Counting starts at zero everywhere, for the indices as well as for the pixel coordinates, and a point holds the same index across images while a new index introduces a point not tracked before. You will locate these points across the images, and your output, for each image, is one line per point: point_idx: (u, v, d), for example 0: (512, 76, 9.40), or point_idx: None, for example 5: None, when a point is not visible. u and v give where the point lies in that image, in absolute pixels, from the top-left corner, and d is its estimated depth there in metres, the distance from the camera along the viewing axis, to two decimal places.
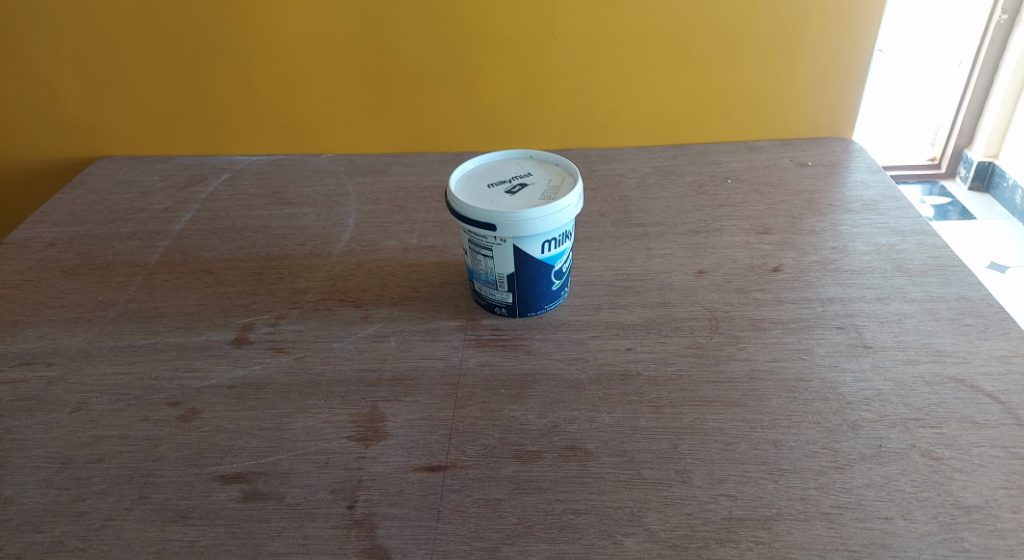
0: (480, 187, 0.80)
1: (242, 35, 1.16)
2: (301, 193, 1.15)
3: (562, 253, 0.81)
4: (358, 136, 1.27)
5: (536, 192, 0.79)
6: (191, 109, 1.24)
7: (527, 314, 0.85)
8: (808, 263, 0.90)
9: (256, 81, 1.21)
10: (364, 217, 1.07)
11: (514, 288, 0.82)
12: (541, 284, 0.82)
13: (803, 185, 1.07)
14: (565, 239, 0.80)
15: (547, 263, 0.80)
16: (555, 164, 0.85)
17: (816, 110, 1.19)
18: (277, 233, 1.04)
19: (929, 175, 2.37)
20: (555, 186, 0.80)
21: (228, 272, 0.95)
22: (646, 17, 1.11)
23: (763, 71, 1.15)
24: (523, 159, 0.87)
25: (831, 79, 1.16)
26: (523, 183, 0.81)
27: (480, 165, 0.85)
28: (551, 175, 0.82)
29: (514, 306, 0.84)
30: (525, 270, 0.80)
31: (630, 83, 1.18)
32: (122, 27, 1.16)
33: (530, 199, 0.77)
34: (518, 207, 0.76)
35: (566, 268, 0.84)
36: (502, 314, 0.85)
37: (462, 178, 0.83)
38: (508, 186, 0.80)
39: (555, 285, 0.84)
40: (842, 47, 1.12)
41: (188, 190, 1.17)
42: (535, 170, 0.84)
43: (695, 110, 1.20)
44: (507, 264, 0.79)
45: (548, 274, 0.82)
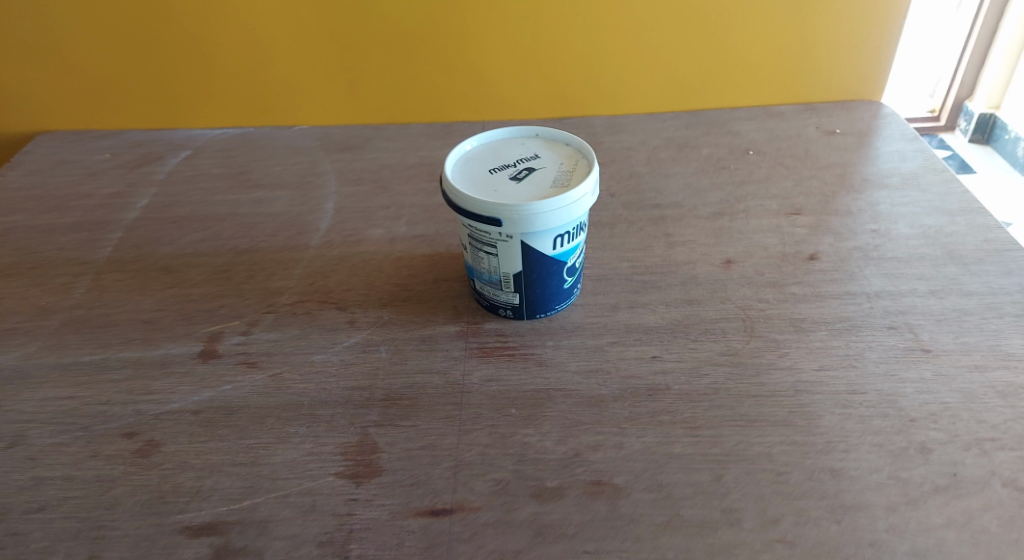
0: (480, 172, 0.69)
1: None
2: (270, 173, 1.02)
3: (575, 248, 0.71)
4: (333, 105, 1.14)
5: (546, 179, 0.68)
6: (143, 77, 1.10)
7: (536, 316, 0.75)
8: (847, 249, 0.81)
9: (216, 46, 1.07)
10: (344, 201, 0.96)
11: (521, 289, 0.72)
12: (551, 283, 0.72)
13: (833, 156, 0.97)
14: (580, 232, 0.70)
15: (557, 260, 0.70)
16: (565, 143, 0.74)
17: (843, 72, 1.08)
18: (244, 222, 0.92)
19: (927, 127, 2.28)
20: (568, 170, 0.69)
21: (190, 270, 0.83)
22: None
23: (786, 30, 1.04)
24: (528, 137, 0.75)
25: (861, 39, 1.04)
26: (531, 167, 0.70)
27: (479, 145, 0.74)
28: (562, 158, 0.71)
29: (521, 307, 0.74)
30: (534, 269, 0.70)
31: (637, 44, 1.06)
32: None
33: (540, 188, 0.67)
34: (527, 197, 0.66)
35: (579, 263, 0.74)
36: (507, 316, 0.75)
37: (459, 161, 0.71)
38: (512, 172, 0.69)
39: (567, 283, 0.74)
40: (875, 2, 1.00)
41: (141, 169, 1.03)
42: (543, 152, 0.72)
43: (708, 73, 1.09)
44: (514, 263, 0.69)
45: (559, 271, 0.71)
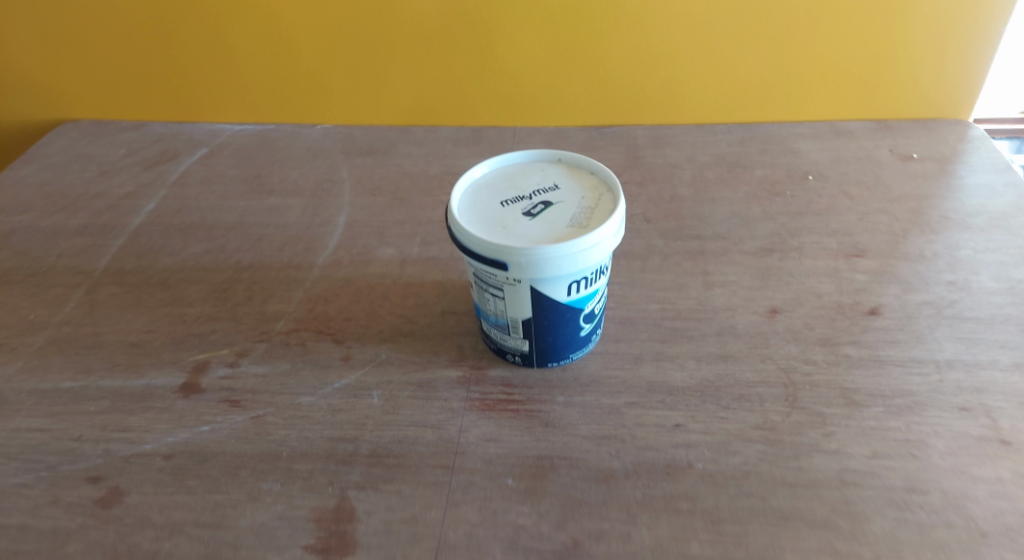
0: (490, 204, 0.61)
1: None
2: (286, 178, 0.96)
3: (595, 293, 0.63)
4: (355, 105, 1.05)
5: (563, 216, 0.59)
6: (162, 69, 1.05)
7: (548, 364, 0.66)
8: (915, 303, 0.70)
9: (234, 39, 1.00)
10: (357, 213, 0.89)
11: (531, 335, 0.64)
12: (566, 331, 0.64)
13: (907, 187, 0.86)
14: (600, 275, 0.61)
15: (573, 305, 0.62)
16: (590, 171, 0.65)
17: (925, 84, 0.95)
18: (251, 232, 0.86)
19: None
20: (589, 205, 0.61)
21: (186, 287, 0.78)
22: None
23: (864, 36, 0.91)
24: (549, 162, 0.67)
25: (949, 49, 0.91)
26: (548, 201, 0.61)
27: (493, 171, 0.66)
28: (584, 190, 0.62)
29: (531, 354, 0.66)
30: (545, 315, 0.62)
31: (693, 48, 0.94)
32: None
33: (555, 227, 0.58)
34: (539, 238, 0.57)
35: (599, 308, 0.65)
36: (516, 362, 0.67)
37: (468, 189, 0.63)
38: (526, 205, 0.61)
39: (584, 330, 0.65)
40: (970, 7, 0.87)
41: (156, 168, 0.98)
42: (564, 182, 0.64)
43: (769, 82, 0.97)
44: (523, 308, 0.61)
45: (575, 318, 0.63)
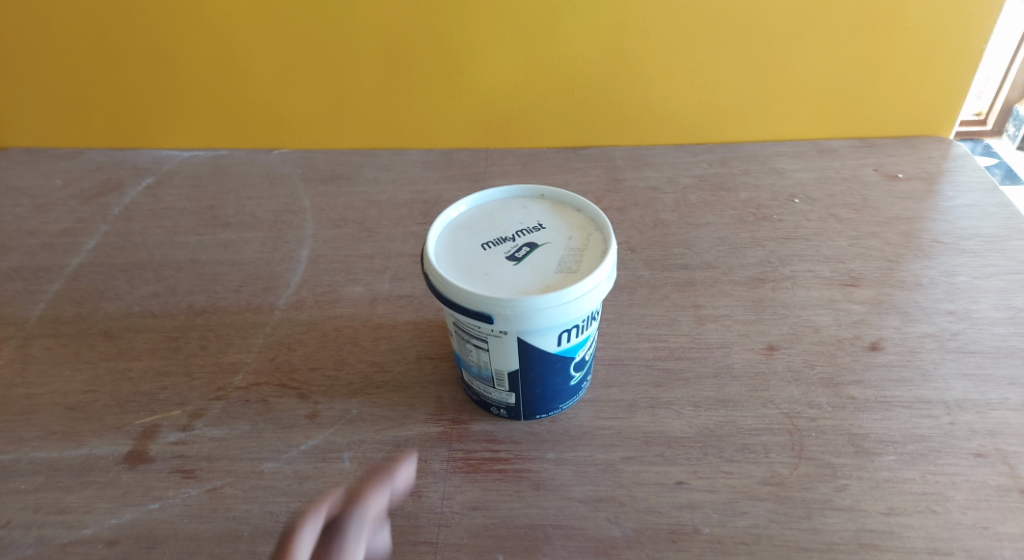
0: (470, 248, 0.56)
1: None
2: (241, 209, 0.88)
3: (585, 340, 0.58)
4: (314, 127, 0.98)
5: (550, 260, 0.54)
6: (103, 91, 0.96)
7: (535, 416, 0.61)
8: (915, 336, 0.66)
9: (182, 58, 0.92)
10: (321, 247, 0.82)
11: (518, 388, 0.58)
12: (555, 382, 0.59)
13: (895, 208, 0.82)
14: (591, 321, 0.56)
15: (563, 355, 0.57)
16: (575, 208, 0.60)
17: (908, 101, 0.92)
18: (204, 271, 0.79)
19: (971, 132, 1.59)
20: (578, 247, 0.56)
21: (132, 337, 0.71)
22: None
23: (847, 52, 0.88)
24: (532, 198, 0.62)
25: (933, 65, 0.88)
26: (532, 242, 0.56)
27: (470, 210, 0.60)
28: (571, 229, 0.58)
29: (518, 407, 0.60)
30: (533, 367, 0.56)
31: (672, 64, 0.89)
32: None
33: (542, 273, 0.53)
34: (525, 287, 0.52)
35: (589, 355, 0.60)
36: (500, 415, 0.62)
37: (445, 231, 0.58)
38: (509, 248, 0.56)
39: (574, 379, 0.60)
40: (954, 24, 0.84)
41: (97, 201, 0.90)
42: (548, 220, 0.59)
43: (750, 101, 0.92)
44: (509, 360, 0.55)
45: (564, 368, 0.58)
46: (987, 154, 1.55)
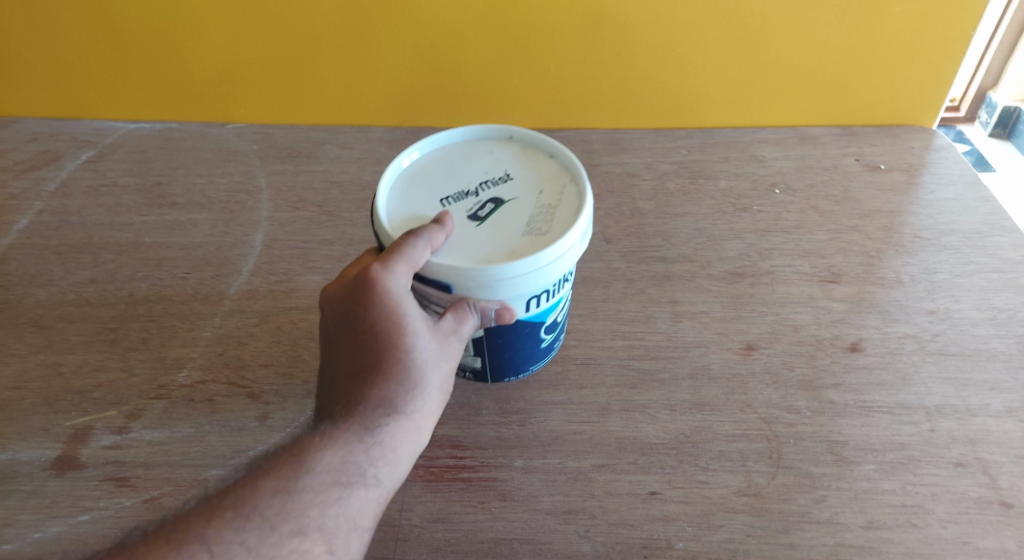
0: (426, 202, 0.55)
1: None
2: (191, 188, 0.82)
3: (558, 303, 0.56)
4: (270, 100, 0.92)
5: (515, 215, 0.53)
6: (39, 54, 0.88)
7: (505, 377, 0.61)
8: (896, 338, 0.64)
9: (125, 21, 0.84)
10: (276, 231, 0.77)
11: (483, 353, 0.57)
12: (525, 346, 0.58)
13: (877, 200, 0.79)
14: (563, 283, 0.55)
15: (533, 320, 0.55)
16: (546, 154, 0.59)
17: (892, 91, 0.87)
18: (148, 255, 0.73)
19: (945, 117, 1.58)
20: (544, 201, 0.55)
21: (65, 327, 0.65)
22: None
23: (833, 35, 0.82)
24: (499, 141, 0.60)
25: (921, 55, 0.83)
26: (496, 196, 0.55)
27: (427, 158, 0.59)
28: (539, 182, 0.56)
29: (485, 369, 0.60)
30: (501, 333, 0.55)
31: (650, 40, 0.83)
32: None
33: (505, 233, 0.52)
34: (488, 250, 0.51)
35: (561, 317, 0.59)
36: (467, 376, 0.61)
37: (398, 181, 0.57)
38: (472, 202, 0.55)
39: (545, 341, 0.59)
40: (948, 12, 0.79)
41: (30, 175, 0.83)
42: (514, 170, 0.58)
43: (730, 86, 0.88)
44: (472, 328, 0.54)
45: (534, 332, 0.57)
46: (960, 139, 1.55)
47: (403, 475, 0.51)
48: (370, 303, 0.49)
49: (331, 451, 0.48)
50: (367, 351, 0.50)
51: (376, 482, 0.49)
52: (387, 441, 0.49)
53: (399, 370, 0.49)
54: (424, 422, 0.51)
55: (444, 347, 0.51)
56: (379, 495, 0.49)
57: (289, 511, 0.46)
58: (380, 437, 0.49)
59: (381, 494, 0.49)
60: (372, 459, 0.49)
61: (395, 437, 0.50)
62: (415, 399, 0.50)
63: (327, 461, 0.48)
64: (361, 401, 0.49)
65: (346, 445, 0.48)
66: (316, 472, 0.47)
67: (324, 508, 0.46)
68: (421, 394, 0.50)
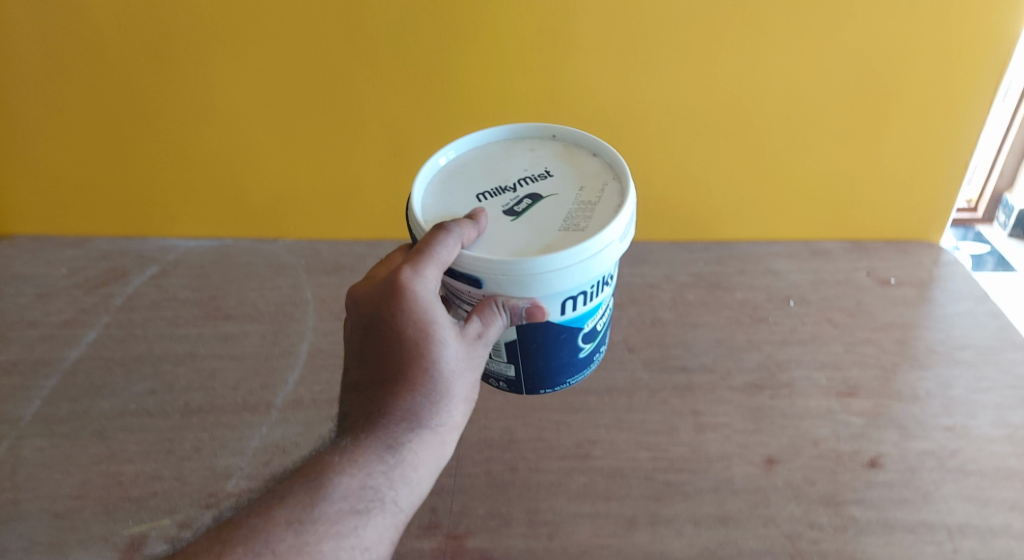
0: (465, 198, 0.61)
1: (157, 91, 0.86)
2: (244, 300, 0.89)
3: (595, 308, 0.61)
4: (318, 218, 0.99)
5: (551, 212, 0.58)
6: (112, 183, 0.96)
7: (539, 387, 0.66)
8: (915, 454, 0.66)
9: (193, 155, 0.92)
10: (320, 341, 0.82)
11: (518, 361, 0.63)
12: (561, 353, 0.63)
13: (890, 313, 0.82)
14: (598, 288, 0.59)
15: (569, 326, 0.60)
16: (588, 154, 0.64)
17: (899, 210, 0.91)
18: (203, 366, 0.79)
19: (962, 218, 1.60)
20: (581, 200, 0.59)
21: (127, 438, 0.70)
22: (702, 78, 0.80)
23: (839, 160, 0.86)
24: (541, 142, 0.66)
25: (925, 180, 0.87)
26: (534, 193, 0.60)
27: (468, 156, 0.65)
28: (579, 180, 0.61)
29: (519, 379, 0.65)
30: (537, 338, 0.60)
31: (667, 164, 0.89)
32: (21, 88, 0.87)
33: (540, 230, 0.57)
34: (524, 245, 0.55)
35: (598, 327, 0.65)
36: (501, 386, 0.67)
37: (440, 177, 0.63)
38: (511, 199, 0.60)
39: (581, 351, 0.64)
40: (942, 143, 0.84)
41: (100, 291, 0.90)
42: (554, 167, 0.63)
43: (740, 205, 0.92)
44: (508, 332, 0.59)
45: (569, 339, 0.62)
46: (978, 240, 1.57)
47: (423, 491, 0.55)
48: (399, 311, 0.53)
49: (349, 476, 0.52)
50: (393, 362, 0.54)
51: (394, 506, 0.53)
52: (409, 460, 0.53)
53: (423, 385, 0.54)
54: (447, 437, 0.56)
55: (463, 360, 0.55)
56: (396, 520, 0.53)
57: (302, 544, 0.49)
58: (399, 459, 0.53)
59: (398, 518, 0.53)
60: (391, 483, 0.53)
61: (414, 456, 0.53)
62: (438, 412, 0.54)
63: (346, 488, 0.51)
64: (385, 419, 0.53)
65: (367, 465, 0.52)
66: (334, 500, 0.51)
67: (338, 541, 0.50)
68: (439, 412, 0.54)
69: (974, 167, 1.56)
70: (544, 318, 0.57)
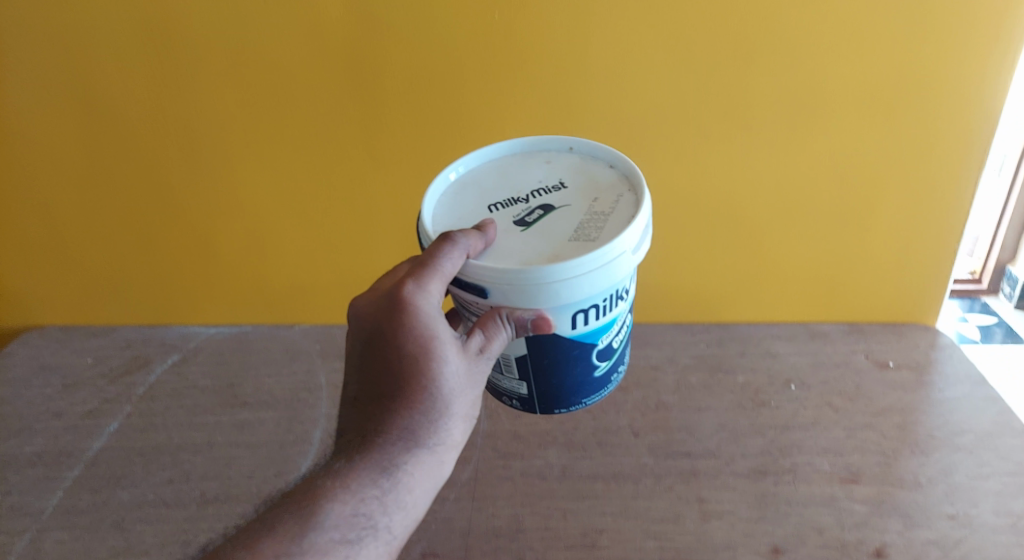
0: (477, 209, 0.60)
1: (171, 178, 0.90)
2: (260, 386, 0.92)
3: (610, 324, 0.59)
4: (336, 304, 1.03)
5: (562, 222, 0.57)
6: (142, 275, 1.00)
7: (553, 409, 0.63)
8: (919, 544, 0.67)
9: (220, 248, 0.97)
10: (333, 427, 0.85)
11: (529, 378, 0.61)
12: (575, 370, 0.60)
13: (889, 397, 0.84)
14: (611, 300, 0.57)
15: (582, 342, 0.58)
16: (605, 166, 0.62)
17: (893, 292, 0.93)
18: (220, 454, 0.81)
19: (967, 289, 1.55)
20: (595, 210, 0.58)
21: (146, 531, 0.72)
22: (698, 171, 0.84)
23: (830, 247, 0.90)
24: (559, 154, 0.64)
25: (915, 265, 0.90)
26: (546, 205, 0.59)
27: (482, 168, 0.64)
28: (594, 193, 0.60)
29: (532, 399, 0.63)
30: (548, 354, 0.58)
31: (666, 251, 0.93)
32: (62, 192, 0.93)
33: (550, 240, 0.55)
34: (532, 255, 0.54)
35: (615, 344, 0.62)
36: (514, 405, 0.64)
37: (454, 188, 0.62)
38: (523, 210, 0.59)
39: (598, 370, 0.62)
40: (929, 234, 0.87)
41: (123, 380, 0.94)
42: (569, 179, 0.61)
43: (738, 288, 0.96)
44: (518, 347, 0.58)
45: (582, 356, 0.59)
46: (986, 311, 1.50)
47: (417, 511, 0.57)
48: (401, 326, 0.54)
49: (341, 504, 0.54)
50: (392, 379, 0.55)
51: (386, 531, 0.55)
52: (403, 482, 0.55)
53: (421, 404, 0.55)
54: (444, 455, 0.57)
55: (463, 376, 0.56)
56: (388, 547, 0.55)
57: None
58: (393, 482, 0.55)
59: (391, 543, 0.55)
60: (384, 510, 0.55)
61: (409, 478, 0.55)
62: (436, 431, 0.56)
63: (338, 516, 0.53)
64: (381, 439, 0.55)
65: (360, 489, 0.54)
66: (326, 529, 0.53)
67: None
68: (436, 431, 0.56)
69: (974, 238, 1.52)
70: (551, 330, 0.55)
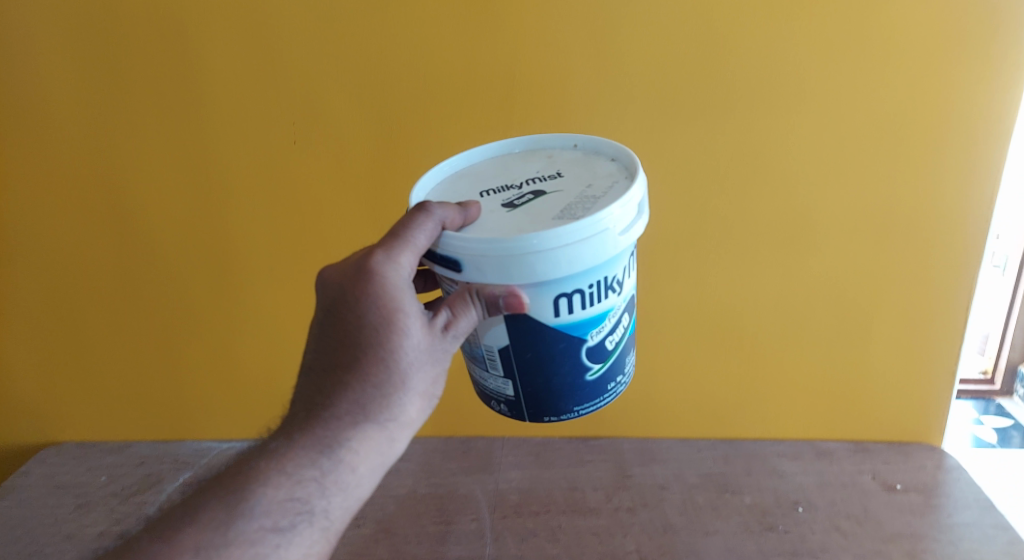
0: (465, 193, 0.56)
1: (173, 259, 0.92)
2: None
3: (601, 317, 0.54)
4: None
5: (548, 203, 0.52)
6: (163, 393, 1.03)
7: (539, 416, 0.57)
8: None
9: (239, 366, 1.00)
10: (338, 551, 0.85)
11: (514, 377, 0.56)
12: (562, 368, 0.55)
13: (898, 523, 0.84)
14: (598, 287, 0.52)
15: (568, 334, 0.53)
16: (608, 159, 0.58)
17: (896, 408, 0.94)
18: None
19: (978, 390, 1.36)
20: (587, 194, 0.53)
21: None
22: (697, 293, 0.88)
23: (830, 367, 0.92)
24: (564, 148, 0.60)
25: (917, 386, 0.92)
26: (538, 189, 0.55)
27: (482, 163, 0.61)
28: (591, 180, 0.55)
29: (517, 402, 0.57)
30: (531, 345, 0.53)
31: (671, 367, 0.94)
32: (98, 313, 0.97)
33: (531, 216, 0.51)
34: (509, 228, 0.50)
35: (609, 345, 0.56)
36: (501, 411, 0.59)
37: (450, 177, 0.59)
38: (512, 194, 0.55)
39: (590, 373, 0.56)
40: (926, 356, 0.90)
41: (134, 499, 0.96)
42: (568, 170, 0.57)
43: (742, 404, 0.96)
44: (498, 335, 0.53)
45: (569, 351, 0.54)
46: (1002, 414, 1.30)
47: (361, 494, 0.54)
48: (364, 295, 0.52)
49: (275, 488, 0.51)
50: (349, 351, 0.52)
51: (323, 515, 0.52)
52: (347, 462, 0.52)
53: (376, 380, 0.52)
54: (397, 436, 0.54)
55: (425, 353, 0.53)
56: (324, 533, 0.52)
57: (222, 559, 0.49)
58: (335, 462, 0.52)
59: (328, 527, 0.52)
60: (323, 493, 0.52)
61: (353, 457, 0.52)
62: (390, 408, 0.53)
63: (270, 502, 0.51)
64: (329, 415, 0.52)
65: (299, 469, 0.51)
66: (256, 516, 0.50)
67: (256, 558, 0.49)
68: (390, 408, 0.53)
69: (984, 335, 1.38)
70: (527, 311, 0.51)
